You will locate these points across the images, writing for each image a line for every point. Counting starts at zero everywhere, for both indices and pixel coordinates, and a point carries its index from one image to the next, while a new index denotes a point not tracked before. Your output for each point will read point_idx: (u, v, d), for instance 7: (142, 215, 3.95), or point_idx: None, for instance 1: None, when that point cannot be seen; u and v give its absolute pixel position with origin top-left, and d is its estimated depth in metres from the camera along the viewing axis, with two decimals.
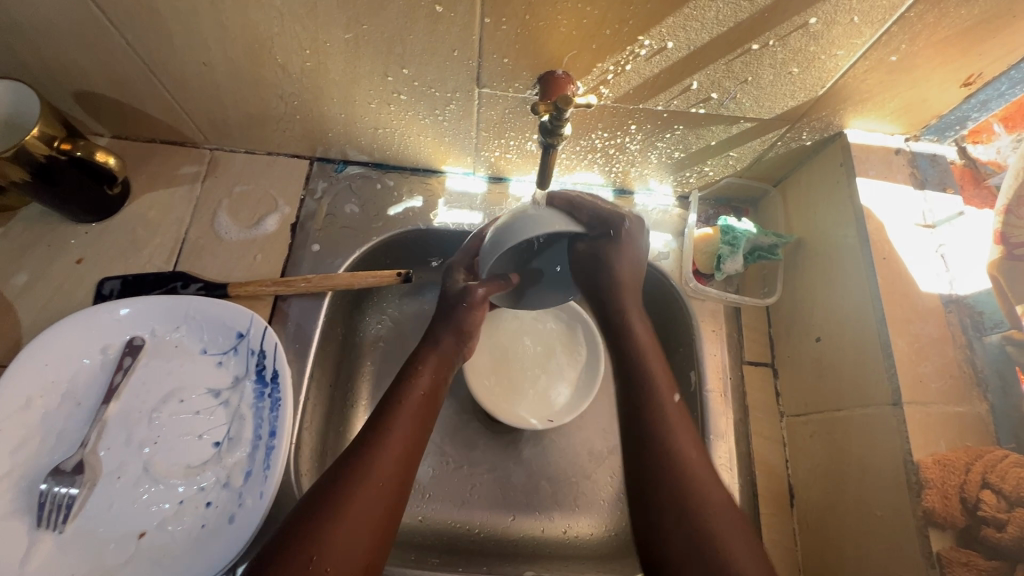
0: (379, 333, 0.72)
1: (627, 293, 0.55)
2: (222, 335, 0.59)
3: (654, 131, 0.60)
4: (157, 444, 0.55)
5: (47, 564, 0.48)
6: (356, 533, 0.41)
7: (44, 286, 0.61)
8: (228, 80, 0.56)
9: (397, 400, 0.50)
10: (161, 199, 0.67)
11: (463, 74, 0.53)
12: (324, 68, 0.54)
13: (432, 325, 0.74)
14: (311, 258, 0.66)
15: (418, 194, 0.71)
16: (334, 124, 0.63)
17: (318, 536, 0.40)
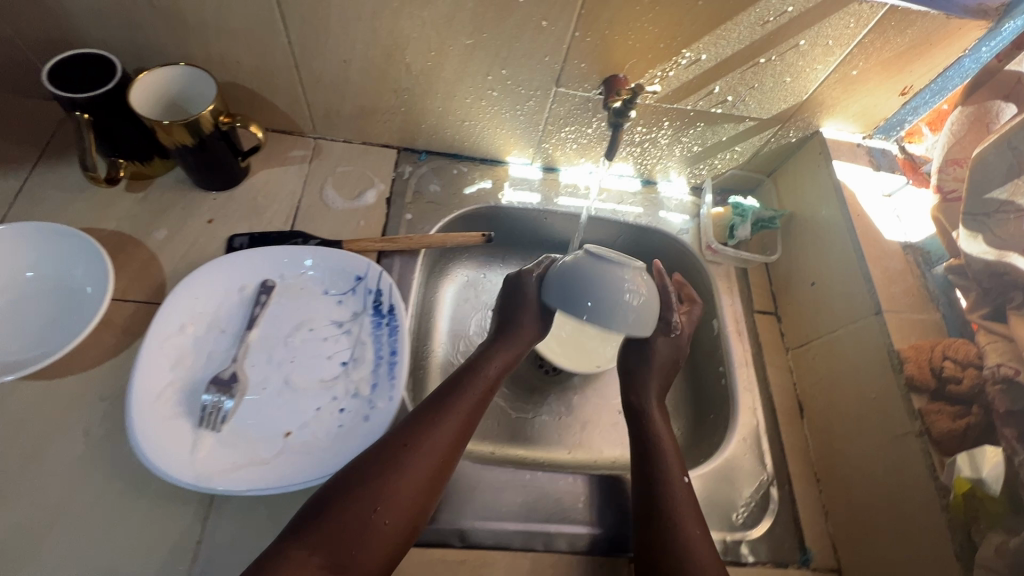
0: (447, 297, 0.85)
1: (655, 379, 0.71)
2: (342, 278, 0.70)
3: (681, 127, 0.79)
4: (293, 363, 0.64)
5: (211, 454, 0.57)
6: (413, 483, 0.53)
7: (182, 240, 0.71)
8: (358, 75, 0.71)
9: (466, 380, 0.62)
10: (275, 175, 0.79)
11: (547, 75, 0.70)
12: (440, 67, 0.69)
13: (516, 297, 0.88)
14: (406, 224, 0.79)
15: (488, 177, 0.86)
16: (429, 117, 0.78)
17: (386, 480, 0.52)
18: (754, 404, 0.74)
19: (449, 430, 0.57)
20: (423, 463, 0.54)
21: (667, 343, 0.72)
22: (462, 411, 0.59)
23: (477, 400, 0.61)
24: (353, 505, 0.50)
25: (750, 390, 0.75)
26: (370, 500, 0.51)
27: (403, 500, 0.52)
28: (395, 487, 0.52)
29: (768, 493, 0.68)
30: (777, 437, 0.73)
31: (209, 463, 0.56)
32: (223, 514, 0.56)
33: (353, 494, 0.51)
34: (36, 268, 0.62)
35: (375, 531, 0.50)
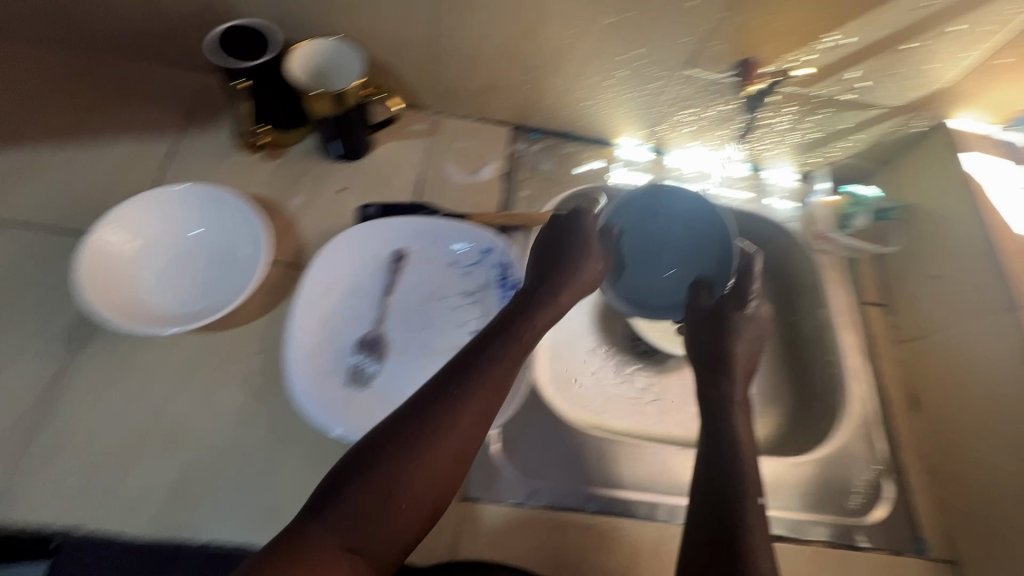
0: None
1: (736, 367, 0.62)
2: (470, 251, 0.72)
3: (804, 113, 0.78)
4: (428, 330, 0.68)
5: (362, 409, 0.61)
6: (438, 463, 0.44)
7: (317, 207, 0.74)
8: (492, 51, 0.72)
9: (504, 344, 0.52)
10: (398, 147, 0.81)
11: (681, 56, 0.70)
12: (576, 45, 0.70)
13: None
14: (523, 201, 0.81)
15: (598, 157, 0.87)
16: (551, 95, 0.79)
17: (404, 457, 0.43)
18: (864, 393, 0.75)
19: (476, 404, 0.47)
20: (449, 441, 0.45)
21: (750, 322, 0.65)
22: (494, 377, 0.49)
23: (510, 367, 0.51)
24: (362, 486, 0.42)
25: (860, 380, 0.76)
26: (382, 480, 0.42)
27: (424, 482, 0.43)
28: (415, 463, 0.43)
29: (882, 483, 0.69)
30: (889, 428, 0.73)
31: (361, 417, 0.59)
32: None
33: (363, 472, 0.43)
34: (199, 228, 0.67)
35: (392, 517, 0.42)
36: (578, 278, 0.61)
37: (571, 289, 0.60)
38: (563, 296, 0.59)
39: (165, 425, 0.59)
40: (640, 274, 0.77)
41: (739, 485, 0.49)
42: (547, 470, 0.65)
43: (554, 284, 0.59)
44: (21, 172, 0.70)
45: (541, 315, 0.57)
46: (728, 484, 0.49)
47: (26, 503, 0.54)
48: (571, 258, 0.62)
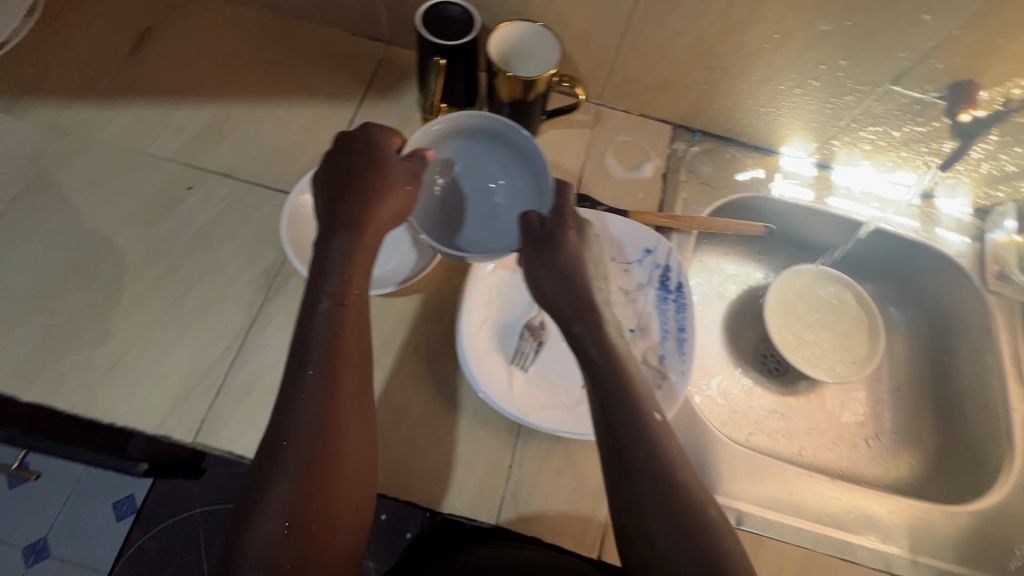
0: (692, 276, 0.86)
1: (590, 305, 0.58)
2: (632, 248, 0.72)
3: (1008, 143, 0.72)
4: None
5: (524, 390, 0.63)
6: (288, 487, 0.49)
7: None
8: (681, 49, 0.71)
9: (318, 346, 0.53)
10: (561, 135, 0.81)
11: (889, 71, 0.66)
12: (775, 51, 0.68)
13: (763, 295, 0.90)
14: (681, 203, 0.79)
15: (760, 166, 0.84)
16: (727, 98, 0.77)
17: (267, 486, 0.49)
18: None
19: (307, 415, 0.51)
20: (292, 460, 0.50)
21: (577, 241, 0.60)
22: (334, 387, 0.52)
23: (330, 370, 0.52)
24: (265, 517, 0.48)
25: None
26: (282, 512, 0.48)
27: (316, 506, 0.49)
28: (313, 494, 0.49)
29: None
30: None
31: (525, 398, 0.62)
32: (529, 447, 0.62)
33: (258, 504, 0.49)
34: None
35: (317, 543, 0.49)
36: (380, 205, 0.57)
37: (394, 201, 0.58)
38: (365, 231, 0.57)
39: None
40: (485, 230, 0.67)
41: (677, 500, 0.50)
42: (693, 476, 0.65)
43: (362, 221, 0.57)
44: (222, 122, 0.75)
45: (353, 271, 0.56)
46: (652, 510, 0.50)
47: (231, 431, 0.59)
48: (374, 182, 0.57)
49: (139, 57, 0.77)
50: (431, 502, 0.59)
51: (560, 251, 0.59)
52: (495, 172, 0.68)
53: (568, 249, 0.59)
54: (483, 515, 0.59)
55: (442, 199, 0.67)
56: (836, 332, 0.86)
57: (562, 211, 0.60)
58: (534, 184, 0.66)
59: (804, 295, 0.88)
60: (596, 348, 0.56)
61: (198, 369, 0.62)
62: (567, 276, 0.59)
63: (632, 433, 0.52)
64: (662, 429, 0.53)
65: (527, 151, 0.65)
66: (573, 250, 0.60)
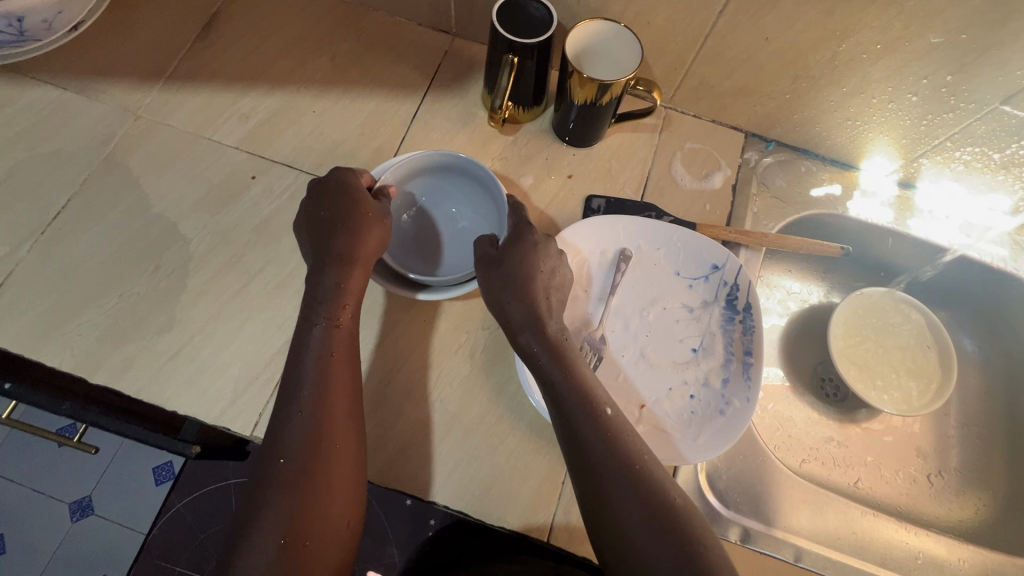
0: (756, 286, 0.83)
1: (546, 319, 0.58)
2: (697, 263, 0.69)
3: None
4: (646, 337, 0.66)
5: None
6: (277, 501, 0.49)
7: (546, 190, 0.74)
8: (769, 55, 0.67)
9: (305, 360, 0.55)
10: (628, 139, 0.78)
11: (1001, 89, 0.61)
12: (873, 62, 0.63)
13: (824, 315, 0.86)
14: (751, 217, 0.76)
15: (837, 181, 0.79)
16: (810, 109, 0.73)
17: (258, 504, 0.49)
18: None
19: (295, 425, 0.52)
20: (281, 473, 0.50)
21: (531, 248, 0.60)
22: (321, 398, 0.52)
23: (322, 387, 0.53)
24: (259, 533, 0.47)
25: None
26: (276, 526, 0.48)
27: (305, 518, 0.48)
28: (304, 506, 0.49)
29: None
30: None
31: None
32: None
33: (252, 523, 0.48)
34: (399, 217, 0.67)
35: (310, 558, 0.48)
36: (363, 239, 0.59)
37: (377, 233, 0.59)
38: (354, 265, 0.58)
39: (401, 380, 0.62)
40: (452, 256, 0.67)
41: (663, 517, 0.49)
42: (752, 505, 0.62)
43: (352, 255, 0.58)
44: (286, 111, 0.75)
45: (347, 298, 0.58)
46: (637, 531, 0.48)
47: None
48: (353, 218, 0.59)
49: (207, 41, 0.77)
50: (482, 514, 0.58)
51: (515, 258, 0.59)
52: (447, 197, 0.68)
53: (523, 254, 0.59)
54: (533, 532, 0.58)
55: (407, 231, 0.68)
56: (906, 358, 0.81)
57: (519, 223, 0.61)
58: (494, 206, 0.66)
59: (874, 318, 0.82)
60: (545, 356, 0.57)
61: (256, 363, 0.62)
62: (517, 281, 0.58)
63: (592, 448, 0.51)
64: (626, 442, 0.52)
65: (485, 179, 0.65)
66: (527, 255, 0.59)
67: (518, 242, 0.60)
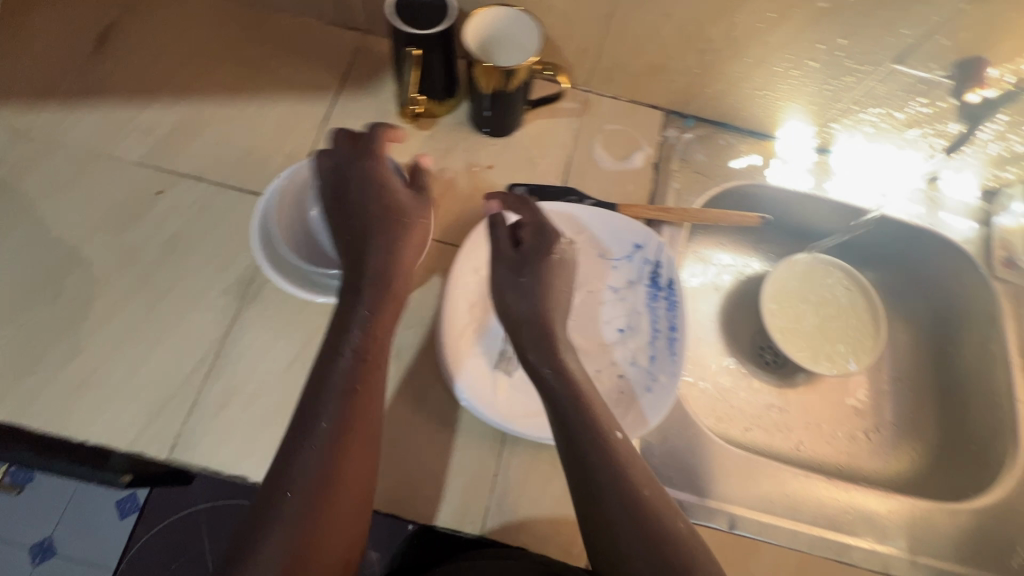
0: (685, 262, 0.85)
1: (556, 330, 0.58)
2: (619, 244, 0.69)
3: (1017, 122, 0.68)
4: (572, 322, 0.66)
5: (510, 397, 0.61)
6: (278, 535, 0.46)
7: (466, 183, 0.73)
8: (672, 31, 0.67)
9: (334, 390, 0.51)
10: (547, 126, 0.78)
11: (892, 49, 0.62)
12: (770, 30, 0.64)
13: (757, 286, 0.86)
14: (674, 193, 0.76)
15: (755, 152, 0.80)
16: (721, 81, 0.73)
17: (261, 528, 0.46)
18: None
19: (306, 464, 0.49)
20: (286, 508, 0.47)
21: (560, 265, 0.61)
22: (341, 439, 0.50)
23: (344, 415, 0.50)
24: (257, 566, 0.44)
25: None
26: (278, 558, 0.45)
27: (306, 553, 0.46)
28: (308, 542, 0.46)
29: None
30: None
31: (510, 405, 0.60)
32: (515, 455, 0.60)
33: (249, 555, 0.45)
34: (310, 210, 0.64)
35: None
36: (404, 244, 0.59)
37: (413, 249, 0.59)
38: (392, 282, 0.57)
39: None
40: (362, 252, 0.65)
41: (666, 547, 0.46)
42: (682, 478, 0.62)
43: (386, 276, 0.57)
44: (191, 122, 0.72)
45: (380, 329, 0.55)
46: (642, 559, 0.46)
47: (206, 448, 0.57)
48: (395, 229, 0.59)
49: (102, 55, 0.74)
50: (414, 514, 0.57)
51: (544, 264, 0.60)
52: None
53: (553, 269, 0.60)
54: (468, 527, 0.57)
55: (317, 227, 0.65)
56: (841, 321, 0.83)
57: (541, 225, 0.61)
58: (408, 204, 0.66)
59: (811, 286, 0.84)
60: (552, 372, 0.55)
61: (171, 384, 0.59)
62: (535, 290, 0.59)
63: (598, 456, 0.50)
64: (630, 465, 0.50)
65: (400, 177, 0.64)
66: (551, 271, 0.60)
67: (540, 260, 0.60)
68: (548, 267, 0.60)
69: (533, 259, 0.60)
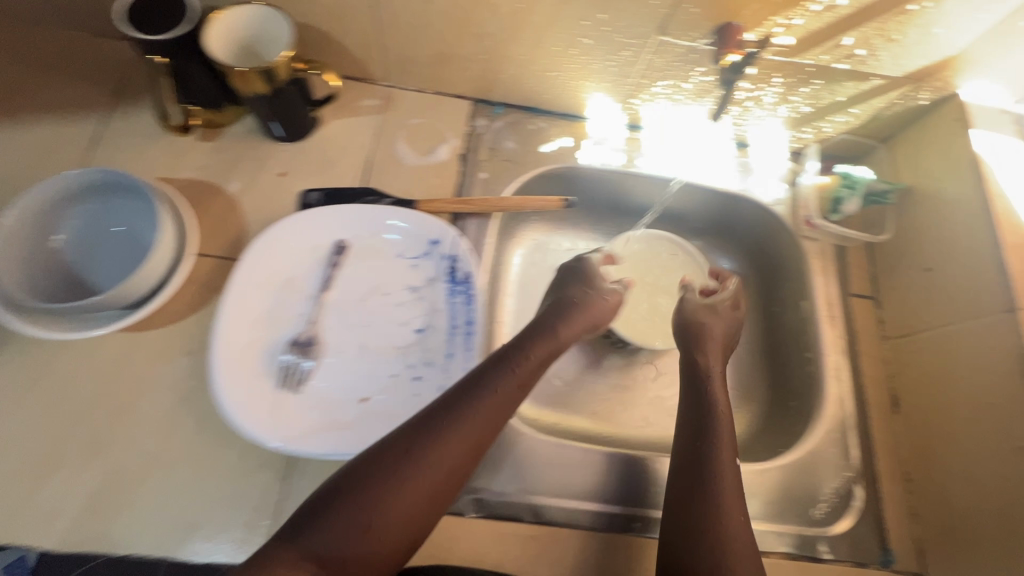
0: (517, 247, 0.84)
1: (714, 346, 0.68)
2: (416, 242, 0.67)
3: (794, 85, 0.70)
4: (368, 328, 0.64)
5: (293, 415, 0.58)
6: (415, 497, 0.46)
7: (256, 192, 0.69)
8: (440, 18, 0.65)
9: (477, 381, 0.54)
10: (346, 125, 0.75)
11: (651, 21, 0.62)
12: (531, 10, 0.62)
13: None
14: (481, 183, 0.74)
15: (566, 134, 0.79)
16: (511, 66, 0.72)
17: (403, 478, 0.46)
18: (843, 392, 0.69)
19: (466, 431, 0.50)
20: (432, 472, 0.47)
21: (725, 313, 0.72)
22: (494, 416, 0.52)
23: (479, 405, 0.51)
24: (323, 532, 0.43)
25: (839, 380, 0.70)
26: (361, 515, 0.44)
27: (376, 521, 0.45)
28: (393, 504, 0.45)
29: (852, 491, 0.65)
30: (866, 433, 0.68)
31: (292, 424, 0.57)
32: (304, 474, 0.57)
33: (316, 521, 0.44)
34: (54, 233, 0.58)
35: (365, 552, 0.44)
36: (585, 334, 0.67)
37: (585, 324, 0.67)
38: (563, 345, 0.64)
39: (88, 429, 0.56)
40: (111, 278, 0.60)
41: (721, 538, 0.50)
42: (486, 473, 0.61)
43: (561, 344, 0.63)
44: None
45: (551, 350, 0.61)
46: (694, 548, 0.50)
47: None
48: (589, 314, 0.67)
49: None
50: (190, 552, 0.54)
51: (710, 309, 0.71)
52: (112, 216, 0.61)
53: (688, 309, 0.72)
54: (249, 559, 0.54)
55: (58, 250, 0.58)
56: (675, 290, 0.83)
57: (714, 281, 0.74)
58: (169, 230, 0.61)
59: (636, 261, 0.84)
60: (709, 381, 0.64)
61: None
62: (691, 330, 0.70)
63: (718, 457, 0.55)
64: (720, 479, 0.54)
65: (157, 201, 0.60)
66: (695, 312, 0.71)
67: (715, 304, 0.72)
68: (710, 315, 0.71)
69: (698, 313, 0.71)
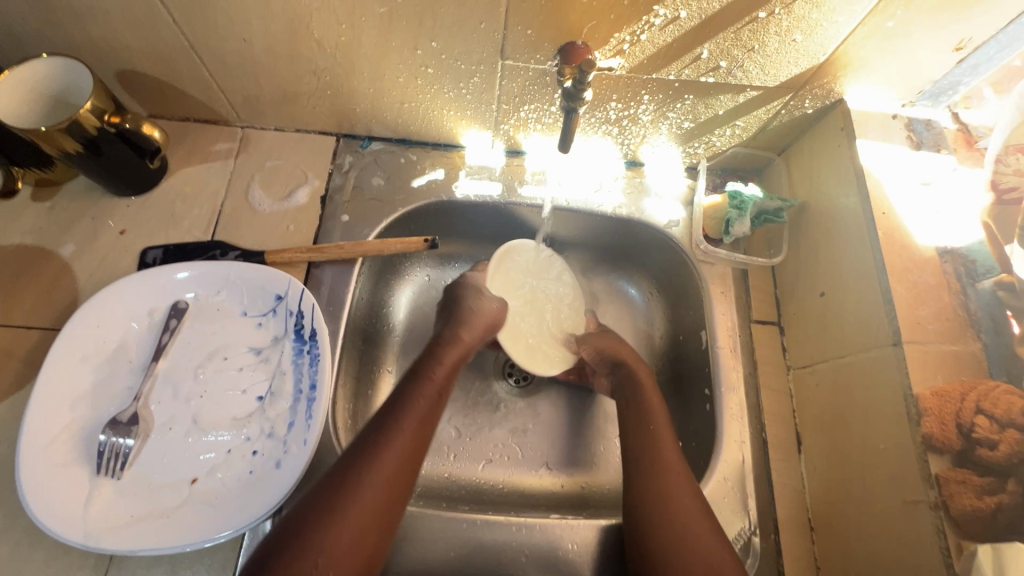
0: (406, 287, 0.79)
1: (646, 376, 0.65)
2: (262, 298, 0.62)
3: (665, 101, 0.64)
4: (204, 397, 0.59)
5: (107, 505, 0.52)
6: (362, 513, 0.47)
7: (92, 254, 0.64)
8: (265, 56, 0.59)
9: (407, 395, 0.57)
10: (196, 173, 0.70)
11: (488, 46, 0.57)
12: (357, 43, 0.57)
13: None
14: (342, 227, 0.69)
15: (440, 166, 0.74)
16: (362, 100, 0.66)
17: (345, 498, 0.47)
18: (741, 436, 0.62)
19: (399, 446, 0.51)
20: (370, 491, 0.48)
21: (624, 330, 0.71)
22: (423, 421, 0.55)
23: (400, 411, 0.54)
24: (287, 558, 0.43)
25: (738, 419, 0.63)
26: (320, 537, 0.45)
27: (334, 537, 0.45)
28: (343, 521, 0.46)
29: (750, 544, 0.58)
30: (766, 477, 0.62)
31: (106, 516, 0.51)
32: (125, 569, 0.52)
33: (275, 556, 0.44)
34: None
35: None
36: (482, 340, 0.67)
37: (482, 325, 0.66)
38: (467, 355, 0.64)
39: None
40: None
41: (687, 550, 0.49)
42: None
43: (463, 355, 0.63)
44: None
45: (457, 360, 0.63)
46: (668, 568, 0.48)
47: None
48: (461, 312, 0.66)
49: None
50: None
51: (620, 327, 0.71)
52: None
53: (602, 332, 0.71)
54: None
55: None
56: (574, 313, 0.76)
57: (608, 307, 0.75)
58: None
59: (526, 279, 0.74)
60: (643, 396, 0.62)
61: None
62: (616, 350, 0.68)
63: (663, 462, 0.55)
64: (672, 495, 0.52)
65: None
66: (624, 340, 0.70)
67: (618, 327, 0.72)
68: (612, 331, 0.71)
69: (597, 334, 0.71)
